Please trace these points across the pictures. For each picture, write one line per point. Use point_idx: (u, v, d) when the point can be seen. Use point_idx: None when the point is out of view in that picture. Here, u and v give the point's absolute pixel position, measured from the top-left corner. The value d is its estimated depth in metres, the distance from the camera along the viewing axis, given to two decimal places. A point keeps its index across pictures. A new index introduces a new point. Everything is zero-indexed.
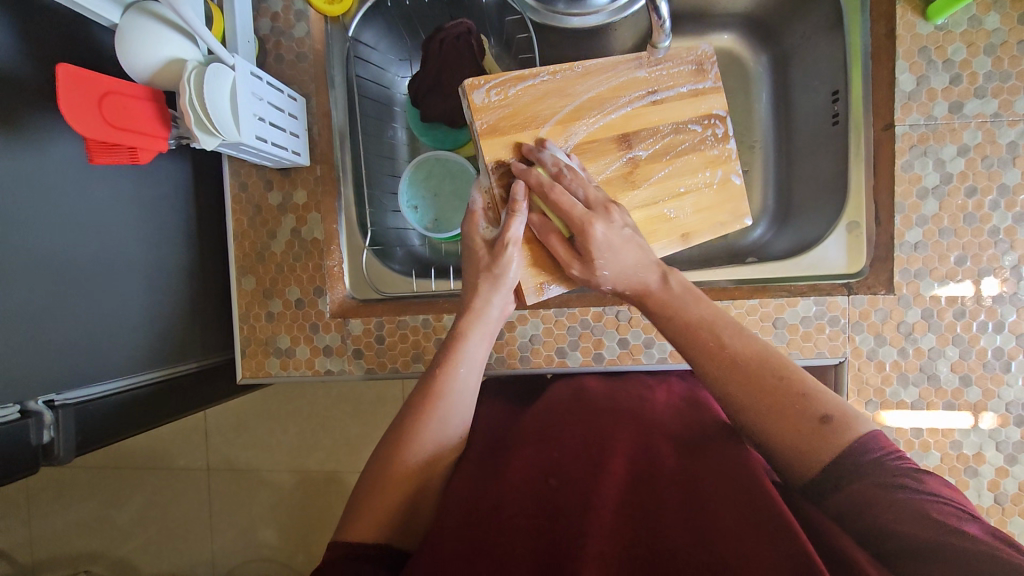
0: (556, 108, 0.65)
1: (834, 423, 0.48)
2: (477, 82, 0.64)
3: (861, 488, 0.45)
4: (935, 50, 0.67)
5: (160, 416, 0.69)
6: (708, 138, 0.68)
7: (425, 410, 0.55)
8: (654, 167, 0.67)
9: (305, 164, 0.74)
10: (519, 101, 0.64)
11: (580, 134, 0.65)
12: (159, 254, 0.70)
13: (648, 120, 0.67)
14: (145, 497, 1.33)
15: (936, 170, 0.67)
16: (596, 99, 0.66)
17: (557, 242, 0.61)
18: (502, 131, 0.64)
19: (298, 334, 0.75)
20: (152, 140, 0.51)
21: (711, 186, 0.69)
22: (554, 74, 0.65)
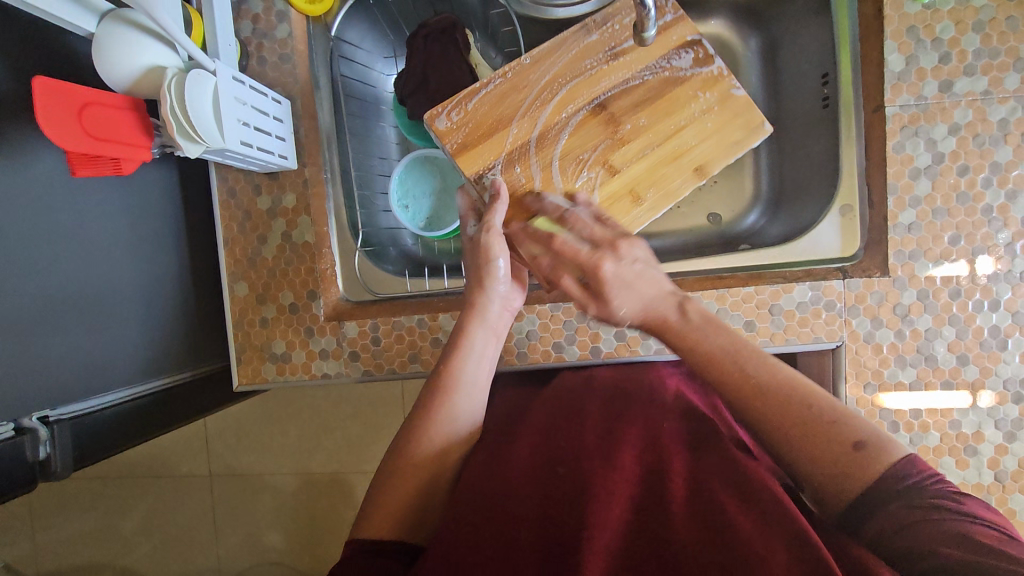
0: (519, 97, 0.67)
1: (868, 449, 0.45)
2: (436, 112, 0.67)
3: (888, 513, 0.43)
4: (924, 29, 0.66)
5: (159, 426, 0.69)
6: (681, 68, 0.68)
7: (433, 402, 0.56)
8: (637, 117, 0.67)
9: (293, 167, 0.74)
10: (483, 108, 0.67)
11: (551, 115, 0.67)
12: (150, 263, 0.69)
13: (616, 70, 0.68)
14: (149, 505, 1.33)
15: (928, 150, 0.66)
16: (555, 74, 0.68)
17: (571, 281, 0.59)
18: (473, 146, 0.66)
19: (293, 339, 0.75)
20: (135, 150, 0.50)
21: (710, 108, 0.68)
22: (507, 73, 0.67)
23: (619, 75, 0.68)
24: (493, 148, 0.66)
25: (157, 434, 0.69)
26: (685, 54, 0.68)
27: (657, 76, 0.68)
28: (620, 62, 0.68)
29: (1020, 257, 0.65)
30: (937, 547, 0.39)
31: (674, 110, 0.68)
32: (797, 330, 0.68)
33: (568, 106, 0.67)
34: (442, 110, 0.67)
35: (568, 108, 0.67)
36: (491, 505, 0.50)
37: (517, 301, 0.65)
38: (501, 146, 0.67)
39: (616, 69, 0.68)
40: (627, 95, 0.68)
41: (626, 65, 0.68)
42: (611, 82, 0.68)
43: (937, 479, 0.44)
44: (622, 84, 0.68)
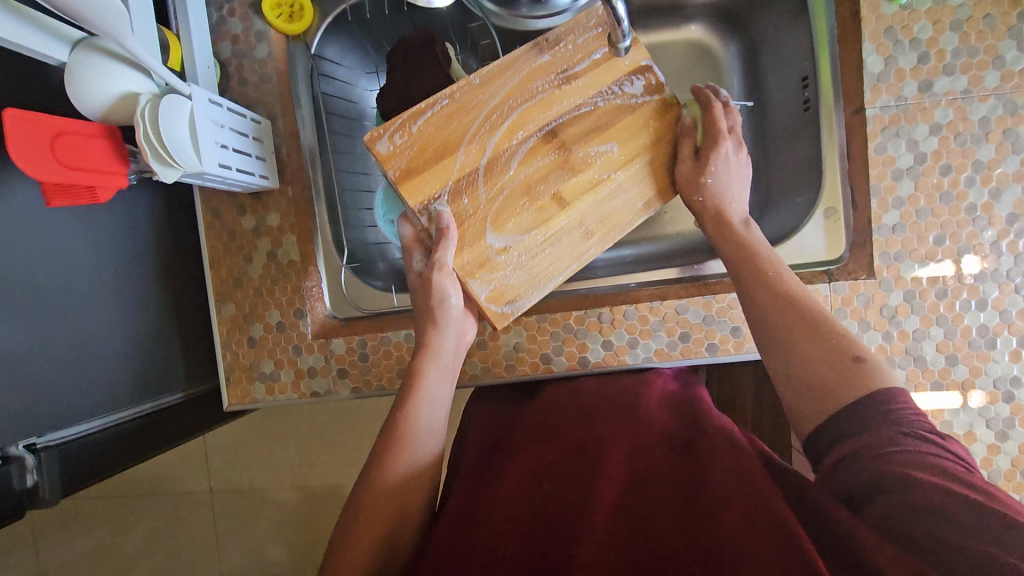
0: (467, 121, 0.65)
1: (866, 364, 0.48)
2: (378, 134, 0.64)
3: (868, 437, 0.44)
4: (901, 30, 0.66)
5: (149, 449, 0.69)
6: (633, 94, 0.66)
7: (400, 438, 0.56)
8: (589, 143, 0.65)
9: (275, 186, 0.74)
10: (428, 132, 0.64)
11: (496, 143, 0.65)
12: (135, 287, 0.69)
13: (568, 93, 0.66)
14: (150, 523, 1.33)
15: (909, 151, 0.66)
16: (504, 97, 0.65)
17: (686, 144, 0.66)
18: (418, 172, 0.64)
19: (281, 357, 0.75)
20: (110, 177, 0.50)
21: (657, 137, 0.67)
22: (457, 93, 0.65)
23: (571, 100, 0.66)
24: (438, 176, 0.64)
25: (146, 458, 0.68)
26: (635, 78, 0.66)
27: (609, 102, 0.66)
28: (574, 84, 0.66)
29: (1005, 255, 0.65)
30: (904, 472, 0.41)
31: (629, 139, 0.66)
32: None
33: (516, 133, 0.65)
34: (385, 132, 0.64)
35: (516, 135, 0.65)
36: (466, 528, 0.51)
37: (471, 332, 0.67)
38: (447, 172, 0.64)
39: (569, 91, 0.66)
40: (577, 118, 0.66)
41: (579, 88, 0.66)
42: (564, 105, 0.66)
43: (915, 411, 0.45)
44: (574, 109, 0.66)
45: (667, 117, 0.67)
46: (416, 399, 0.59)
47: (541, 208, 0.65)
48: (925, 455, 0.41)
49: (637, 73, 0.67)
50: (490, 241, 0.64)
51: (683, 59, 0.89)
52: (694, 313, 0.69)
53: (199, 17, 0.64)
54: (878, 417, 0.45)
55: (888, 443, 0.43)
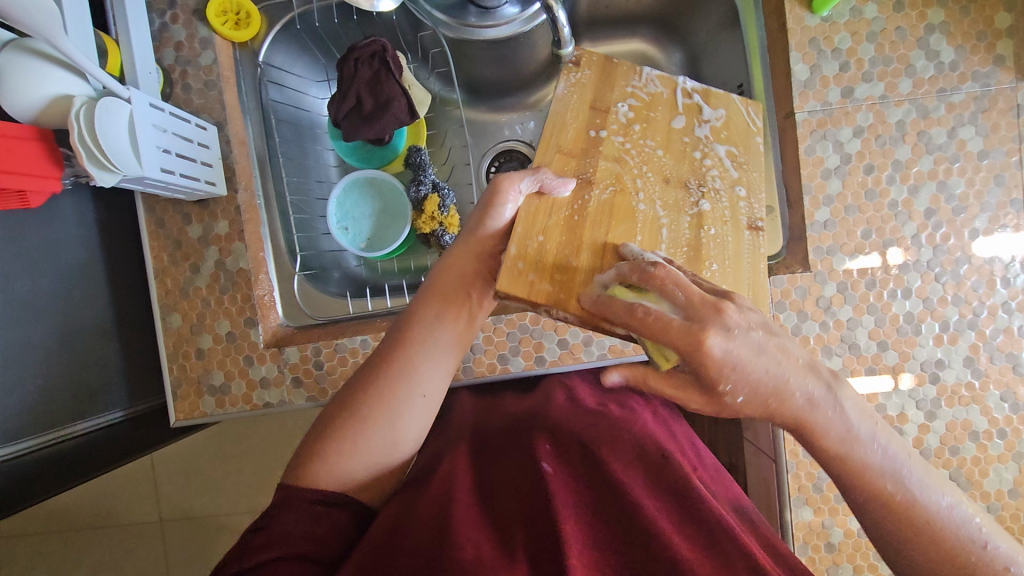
0: (614, 128, 0.61)
1: (888, 478, 0.47)
2: (508, 192, 0.57)
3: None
4: (824, 41, 0.71)
5: (56, 487, 0.66)
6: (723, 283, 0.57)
7: (397, 375, 0.56)
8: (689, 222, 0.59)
9: (223, 194, 0.72)
10: (598, 88, 0.62)
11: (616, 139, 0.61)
12: (66, 299, 0.66)
13: (556, 297, 0.55)
14: (95, 558, 1.25)
15: (836, 152, 0.71)
16: (545, 227, 0.57)
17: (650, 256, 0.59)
18: (566, 153, 0.59)
19: (231, 369, 0.72)
20: (43, 182, 0.48)
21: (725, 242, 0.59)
22: (565, 85, 0.61)
23: (640, 217, 0.58)
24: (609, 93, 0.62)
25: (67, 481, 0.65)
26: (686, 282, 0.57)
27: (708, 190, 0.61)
28: (626, 215, 0.58)
29: (925, 246, 0.70)
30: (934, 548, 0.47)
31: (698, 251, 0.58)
32: None
33: (515, 253, 0.56)
34: (543, 176, 0.57)
35: (642, 200, 0.59)
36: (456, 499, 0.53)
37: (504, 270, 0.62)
38: (660, 112, 0.62)
39: (575, 272, 0.56)
40: (674, 216, 0.59)
41: (648, 211, 0.59)
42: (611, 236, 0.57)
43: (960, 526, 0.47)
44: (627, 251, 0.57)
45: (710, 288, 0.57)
46: (420, 330, 0.58)
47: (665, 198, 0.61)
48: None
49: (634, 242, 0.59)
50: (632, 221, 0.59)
51: None
52: None
53: (139, 23, 0.63)
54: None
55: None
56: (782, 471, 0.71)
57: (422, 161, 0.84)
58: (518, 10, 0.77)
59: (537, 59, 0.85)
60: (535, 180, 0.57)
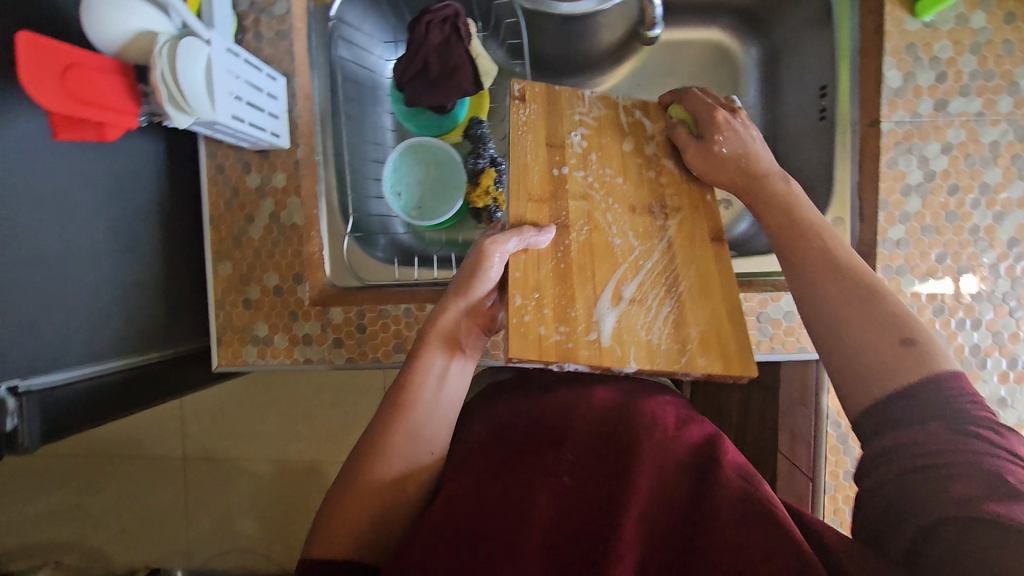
0: (574, 162, 0.58)
1: (916, 345, 0.43)
2: (495, 255, 0.53)
3: (927, 433, 0.40)
4: (923, 47, 0.67)
5: (113, 410, 0.66)
6: (706, 310, 0.53)
7: (401, 437, 0.51)
8: (642, 260, 0.55)
9: (285, 146, 0.72)
10: (549, 124, 0.60)
11: (579, 176, 0.58)
12: (126, 236, 0.67)
13: (565, 346, 0.50)
14: (120, 485, 1.31)
15: (920, 167, 0.67)
16: (539, 280, 0.53)
17: (627, 237, 0.56)
18: (537, 200, 0.57)
19: (276, 322, 0.73)
20: (123, 117, 0.48)
21: (683, 288, 0.54)
22: (518, 129, 0.59)
23: (618, 252, 0.55)
24: (561, 124, 0.60)
25: (113, 416, 0.67)
26: (676, 308, 0.53)
27: (675, 211, 0.58)
28: (608, 255, 0.55)
29: (1003, 278, 0.66)
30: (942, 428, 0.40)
31: (659, 278, 0.55)
32: (783, 339, 0.69)
33: (520, 302, 0.51)
34: (527, 233, 0.53)
35: (616, 233, 0.56)
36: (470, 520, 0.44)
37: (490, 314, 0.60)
38: (611, 137, 0.61)
39: (576, 321, 0.52)
40: (647, 244, 0.56)
41: (625, 244, 0.56)
42: (600, 278, 0.54)
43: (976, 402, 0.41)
44: (619, 290, 0.54)
45: (694, 312, 0.53)
46: (424, 390, 0.54)
47: (640, 222, 0.57)
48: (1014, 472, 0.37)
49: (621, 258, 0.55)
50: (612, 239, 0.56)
51: (702, 58, 0.89)
52: None
53: None
54: (933, 410, 0.41)
55: (943, 442, 0.39)
56: (817, 490, 0.70)
57: (482, 133, 0.83)
58: None
59: (608, 37, 0.84)
60: (520, 239, 0.53)
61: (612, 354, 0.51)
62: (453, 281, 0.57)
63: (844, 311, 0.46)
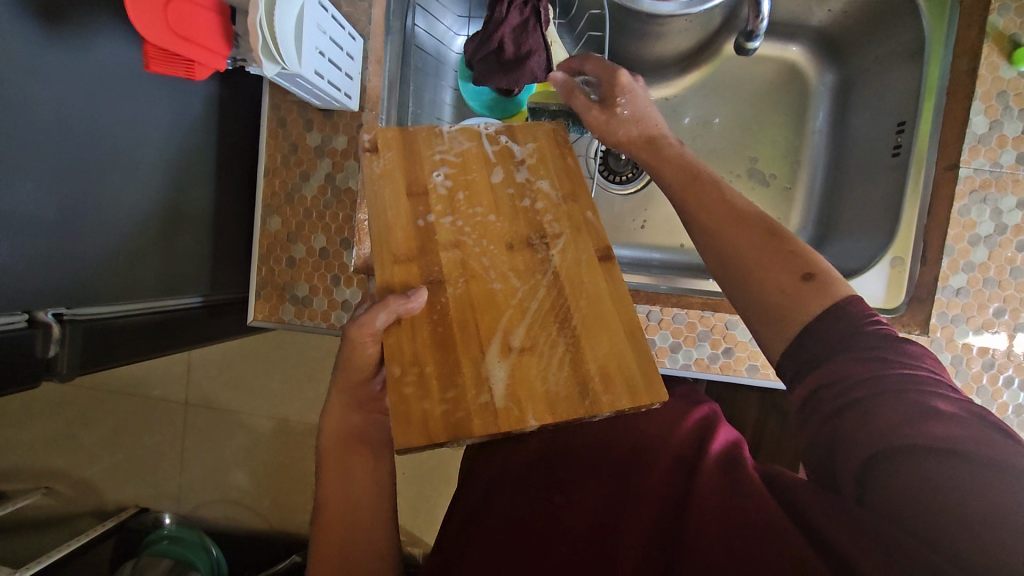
0: (440, 207, 0.52)
1: (816, 281, 0.43)
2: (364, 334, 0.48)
3: (835, 367, 0.39)
4: (1014, 97, 0.66)
5: (148, 351, 0.67)
6: (604, 346, 0.47)
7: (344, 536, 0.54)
8: (529, 301, 0.49)
9: (353, 109, 0.71)
10: (407, 172, 0.53)
11: (450, 224, 0.51)
12: (181, 177, 0.67)
13: (454, 417, 0.45)
14: (118, 420, 1.31)
15: (992, 219, 0.66)
16: (415, 351, 0.47)
17: (510, 279, 0.50)
18: (403, 260, 0.50)
19: (317, 284, 0.73)
20: (213, 57, 0.47)
21: (574, 332, 0.48)
22: (371, 185, 0.52)
23: (500, 299, 0.49)
24: (420, 167, 0.53)
25: (148, 356, 0.67)
26: (570, 347, 0.47)
27: (555, 238, 0.51)
28: (490, 304, 0.48)
29: None
30: (874, 400, 0.37)
31: (541, 323, 0.48)
32: None
33: (399, 373, 0.46)
34: (394, 304, 0.47)
35: (496, 278, 0.50)
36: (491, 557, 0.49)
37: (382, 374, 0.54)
38: (478, 172, 0.53)
39: (466, 385, 0.46)
40: (530, 283, 0.50)
41: (507, 288, 0.49)
42: (486, 333, 0.48)
43: (877, 322, 0.40)
44: (505, 340, 0.47)
45: (591, 345, 0.48)
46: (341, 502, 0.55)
47: (523, 261, 0.50)
48: (934, 391, 0.36)
49: (506, 305, 0.49)
50: (491, 282, 0.49)
51: (773, 76, 0.87)
52: (742, 331, 0.70)
53: None
54: (844, 337, 0.40)
55: (858, 373, 0.38)
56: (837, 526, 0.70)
57: None
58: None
59: (679, 44, 0.83)
60: (386, 313, 0.46)
61: (510, 415, 0.45)
62: (337, 375, 0.54)
63: (760, 282, 0.44)
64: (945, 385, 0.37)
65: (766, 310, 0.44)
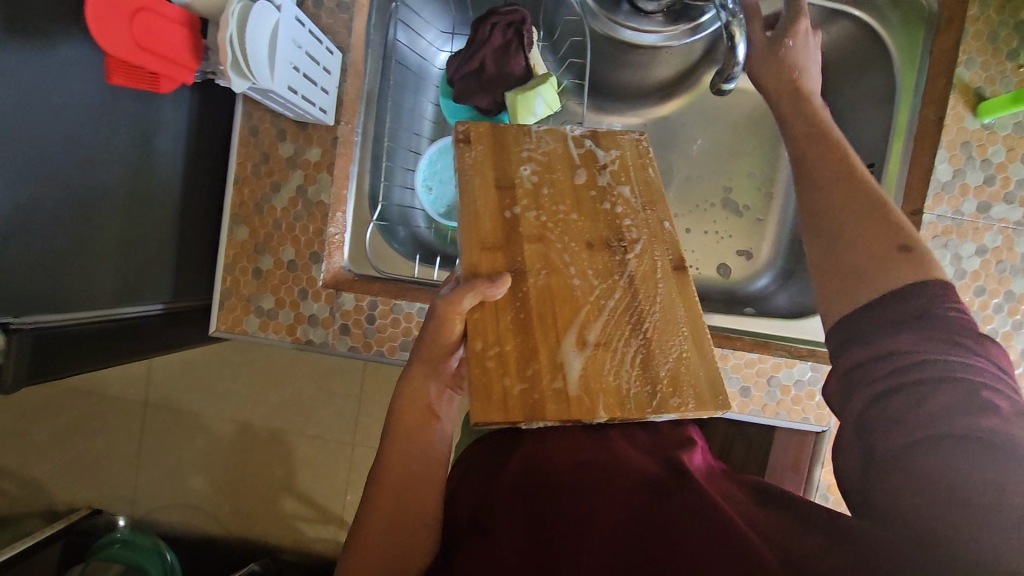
0: (526, 201, 0.55)
1: (913, 252, 0.44)
2: (451, 312, 0.51)
3: (898, 340, 0.41)
4: (977, 147, 0.68)
5: (98, 359, 0.65)
6: (675, 350, 0.51)
7: (394, 508, 0.51)
8: (607, 299, 0.52)
9: (328, 122, 0.70)
10: (497, 165, 0.57)
11: (537, 217, 0.55)
12: (144, 182, 0.65)
13: (531, 397, 0.48)
14: (73, 419, 1.26)
15: (952, 264, 0.67)
16: (498, 334, 0.50)
17: (590, 276, 0.53)
18: (490, 248, 0.53)
19: (284, 297, 0.71)
20: (180, 70, 0.46)
21: (649, 330, 0.52)
22: (464, 172, 0.56)
23: (579, 295, 0.52)
24: (507, 158, 0.57)
25: (98, 364, 0.65)
26: (642, 348, 0.51)
27: (633, 243, 0.55)
28: (570, 299, 0.52)
29: None
30: (934, 378, 0.39)
31: (621, 320, 0.52)
32: (788, 406, 0.70)
33: (481, 347, 0.49)
34: (479, 287, 0.50)
35: (576, 274, 0.53)
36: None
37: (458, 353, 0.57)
38: (563, 173, 0.58)
39: (543, 370, 0.49)
40: (607, 283, 0.53)
41: (585, 286, 0.53)
42: (564, 323, 0.51)
43: (959, 311, 0.42)
44: (583, 334, 0.51)
45: (661, 347, 0.51)
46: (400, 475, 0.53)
47: (601, 259, 0.54)
48: (994, 385, 0.38)
49: (580, 300, 0.52)
50: (570, 276, 0.53)
51: (750, 109, 0.89)
52: None
53: None
54: (913, 316, 0.42)
55: (924, 353, 0.40)
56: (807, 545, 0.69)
57: None
58: (666, 23, 0.76)
59: (660, 73, 0.84)
60: (472, 295, 0.50)
61: (580, 405, 0.48)
62: (418, 347, 0.56)
63: (837, 256, 0.47)
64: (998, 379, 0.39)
65: (851, 270, 0.45)
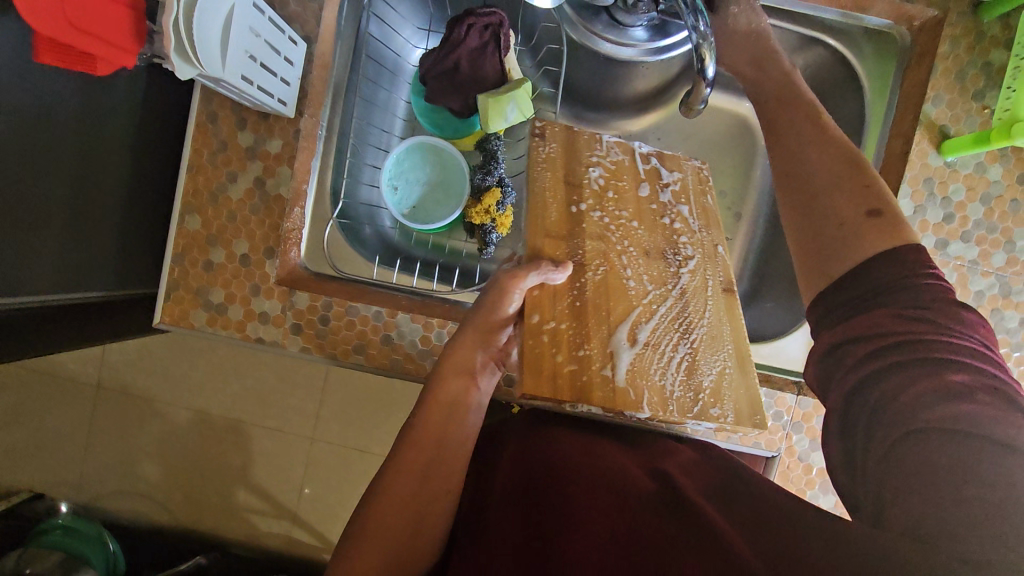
0: (592, 200, 0.57)
1: (881, 215, 0.47)
2: (514, 288, 0.51)
3: (875, 320, 0.44)
4: (938, 185, 0.68)
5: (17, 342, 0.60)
6: (720, 363, 0.52)
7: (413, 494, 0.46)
8: (658, 304, 0.53)
9: (288, 114, 0.68)
10: (568, 163, 0.58)
11: (600, 217, 0.56)
12: (89, 163, 0.61)
13: (580, 378, 0.49)
14: (18, 397, 1.21)
15: None
16: (555, 315, 0.51)
17: (642, 282, 0.54)
18: (554, 236, 0.55)
19: (235, 292, 0.68)
20: (122, 54, 0.46)
21: (698, 337, 0.53)
22: (536, 165, 0.58)
23: (633, 294, 0.53)
24: (578, 157, 0.59)
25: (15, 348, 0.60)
26: (688, 355, 0.52)
27: (688, 259, 0.57)
28: (624, 296, 0.53)
29: None
30: (921, 354, 0.41)
31: (677, 325, 0.53)
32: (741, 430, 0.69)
33: (538, 322, 0.51)
34: (544, 269, 0.51)
35: (631, 277, 0.54)
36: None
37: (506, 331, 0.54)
38: (629, 181, 0.59)
39: (592, 360, 0.50)
40: (661, 290, 0.54)
41: (640, 289, 0.54)
42: (615, 317, 0.52)
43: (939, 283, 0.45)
44: (634, 331, 0.52)
45: (705, 361, 0.52)
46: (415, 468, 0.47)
47: (654, 266, 0.55)
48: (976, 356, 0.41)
49: (626, 300, 0.53)
50: (626, 278, 0.54)
51: (724, 129, 0.89)
52: None
53: None
54: (908, 303, 0.44)
55: (907, 331, 0.42)
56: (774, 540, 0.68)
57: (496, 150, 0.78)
58: (644, 39, 0.77)
59: (638, 88, 0.84)
60: (538, 275, 0.51)
61: (625, 398, 0.49)
62: (468, 316, 0.53)
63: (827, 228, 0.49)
64: (984, 354, 0.41)
65: (834, 251, 0.48)
